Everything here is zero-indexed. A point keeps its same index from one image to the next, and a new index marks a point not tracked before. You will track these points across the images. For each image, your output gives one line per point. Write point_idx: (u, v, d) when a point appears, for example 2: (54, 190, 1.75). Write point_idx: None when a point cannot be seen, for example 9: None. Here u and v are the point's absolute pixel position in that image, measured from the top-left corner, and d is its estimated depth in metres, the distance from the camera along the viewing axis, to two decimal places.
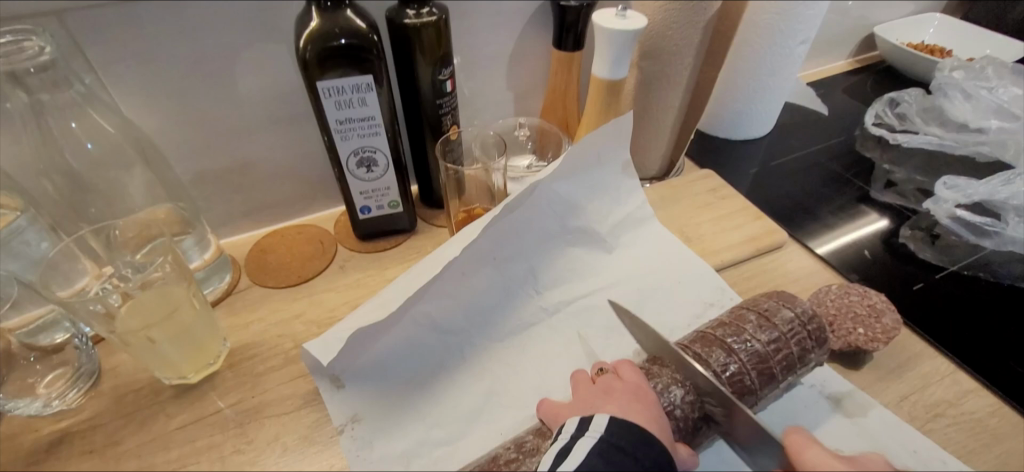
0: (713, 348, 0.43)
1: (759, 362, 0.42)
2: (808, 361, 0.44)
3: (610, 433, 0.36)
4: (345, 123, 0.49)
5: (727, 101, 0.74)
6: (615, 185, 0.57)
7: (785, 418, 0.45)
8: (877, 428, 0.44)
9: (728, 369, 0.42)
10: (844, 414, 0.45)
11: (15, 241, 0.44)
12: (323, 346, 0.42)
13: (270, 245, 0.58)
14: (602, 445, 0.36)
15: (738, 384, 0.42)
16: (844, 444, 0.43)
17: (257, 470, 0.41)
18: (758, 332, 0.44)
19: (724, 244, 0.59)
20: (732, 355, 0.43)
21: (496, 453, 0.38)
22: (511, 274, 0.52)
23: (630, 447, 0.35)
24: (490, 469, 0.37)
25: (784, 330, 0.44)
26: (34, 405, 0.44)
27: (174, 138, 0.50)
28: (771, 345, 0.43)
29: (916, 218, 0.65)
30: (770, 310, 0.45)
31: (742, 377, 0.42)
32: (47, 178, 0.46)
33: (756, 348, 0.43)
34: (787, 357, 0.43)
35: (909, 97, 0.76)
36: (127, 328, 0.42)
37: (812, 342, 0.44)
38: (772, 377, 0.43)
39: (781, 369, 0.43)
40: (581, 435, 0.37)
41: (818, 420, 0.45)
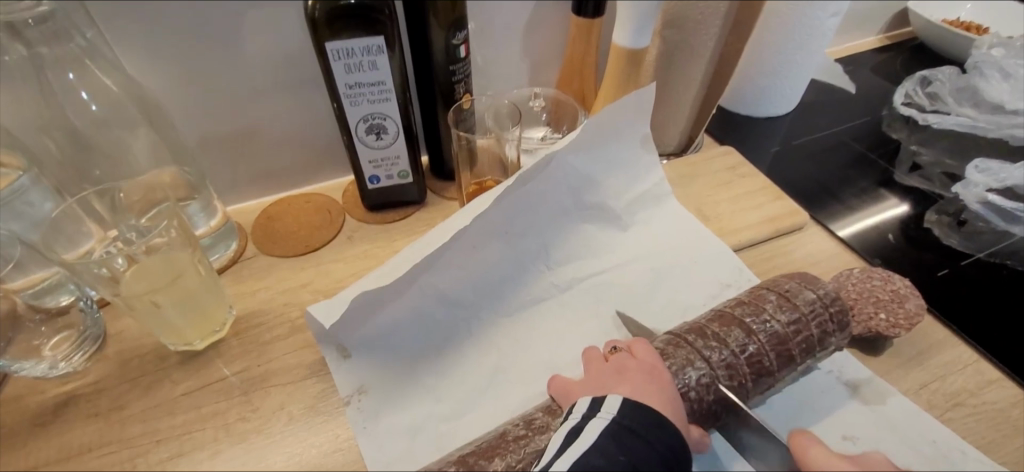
0: (731, 328, 0.42)
1: (778, 343, 0.41)
2: (828, 345, 0.43)
3: (622, 414, 0.35)
4: (354, 87, 0.47)
5: (751, 76, 0.71)
6: (633, 160, 0.55)
7: (801, 404, 0.44)
8: (895, 416, 0.42)
9: (746, 349, 0.41)
10: (861, 401, 0.44)
11: (17, 202, 0.43)
12: (328, 309, 0.42)
13: (277, 214, 0.57)
14: (614, 427, 0.34)
15: (756, 366, 0.40)
16: (858, 430, 0.42)
17: (261, 439, 0.41)
18: (778, 312, 0.42)
19: (742, 224, 0.57)
20: (752, 336, 0.41)
21: (504, 430, 0.37)
22: (524, 248, 0.50)
23: (643, 430, 0.34)
24: (498, 446, 0.36)
25: (806, 311, 0.42)
26: (40, 366, 0.44)
27: (178, 99, 0.48)
28: (791, 327, 0.42)
29: (943, 202, 0.63)
30: (791, 291, 0.44)
31: (761, 358, 0.41)
32: (49, 135, 0.45)
33: (775, 329, 0.42)
34: (807, 340, 0.42)
35: (943, 75, 0.73)
36: (132, 292, 0.42)
37: (833, 324, 0.43)
38: (790, 359, 0.41)
39: (800, 351, 0.42)
40: (593, 416, 0.35)
41: (835, 407, 0.43)
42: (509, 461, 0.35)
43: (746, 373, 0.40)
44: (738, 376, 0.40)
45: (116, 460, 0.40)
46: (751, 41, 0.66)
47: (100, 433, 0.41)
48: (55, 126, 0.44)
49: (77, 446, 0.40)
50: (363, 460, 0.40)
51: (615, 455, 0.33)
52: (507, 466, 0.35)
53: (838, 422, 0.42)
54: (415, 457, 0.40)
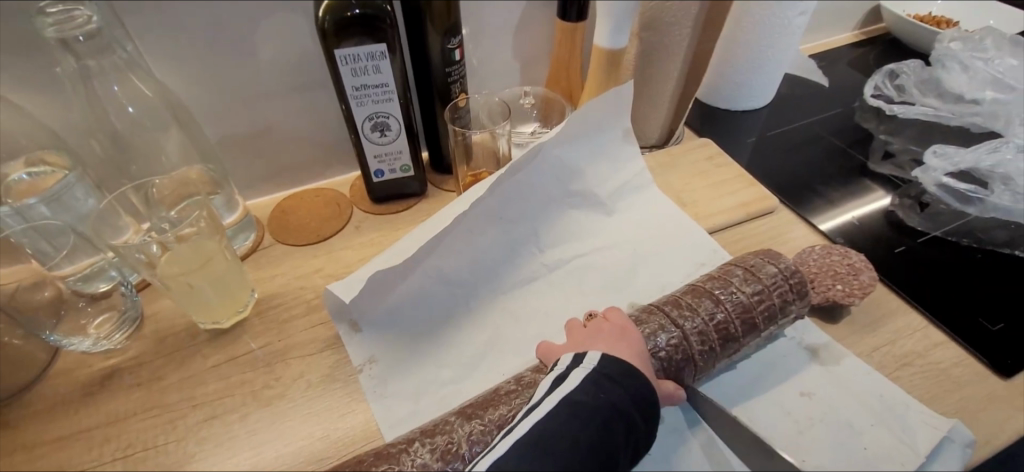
0: (701, 298, 0.47)
1: (743, 312, 0.46)
2: (789, 312, 0.48)
3: (603, 365, 0.40)
4: (361, 89, 0.52)
5: (727, 73, 0.76)
6: (615, 150, 0.60)
7: (765, 367, 0.49)
8: (847, 375, 0.48)
9: (714, 317, 0.46)
10: (818, 363, 0.49)
11: (65, 196, 0.49)
12: (345, 286, 0.47)
13: (290, 207, 0.62)
14: (594, 374, 0.39)
15: (722, 332, 0.45)
16: (817, 387, 0.47)
17: (285, 402, 0.46)
18: (743, 284, 0.47)
19: (717, 209, 0.62)
20: (719, 305, 0.46)
21: (498, 386, 0.43)
22: (515, 233, 0.56)
23: (618, 376, 0.39)
24: (493, 399, 0.41)
25: (768, 283, 0.47)
26: (85, 342, 0.49)
27: (203, 102, 0.53)
28: (755, 297, 0.47)
29: (906, 187, 0.68)
30: (756, 266, 0.49)
31: (727, 325, 0.46)
32: (93, 137, 0.51)
33: (741, 299, 0.47)
34: (769, 308, 0.47)
35: (909, 68, 0.78)
36: (168, 273, 0.47)
37: (793, 294, 0.47)
38: (755, 326, 0.46)
39: (763, 319, 0.46)
40: (575, 366, 0.41)
41: (795, 368, 0.49)
42: (504, 411, 0.40)
43: (715, 338, 0.45)
44: (708, 341, 0.45)
45: (158, 422, 0.45)
46: (727, 39, 0.71)
47: (142, 400, 0.46)
48: (98, 128, 0.50)
49: (123, 411, 0.46)
50: (375, 420, 0.45)
51: (596, 393, 0.38)
52: (502, 414, 0.40)
53: (797, 381, 0.48)
54: (421, 417, 0.46)
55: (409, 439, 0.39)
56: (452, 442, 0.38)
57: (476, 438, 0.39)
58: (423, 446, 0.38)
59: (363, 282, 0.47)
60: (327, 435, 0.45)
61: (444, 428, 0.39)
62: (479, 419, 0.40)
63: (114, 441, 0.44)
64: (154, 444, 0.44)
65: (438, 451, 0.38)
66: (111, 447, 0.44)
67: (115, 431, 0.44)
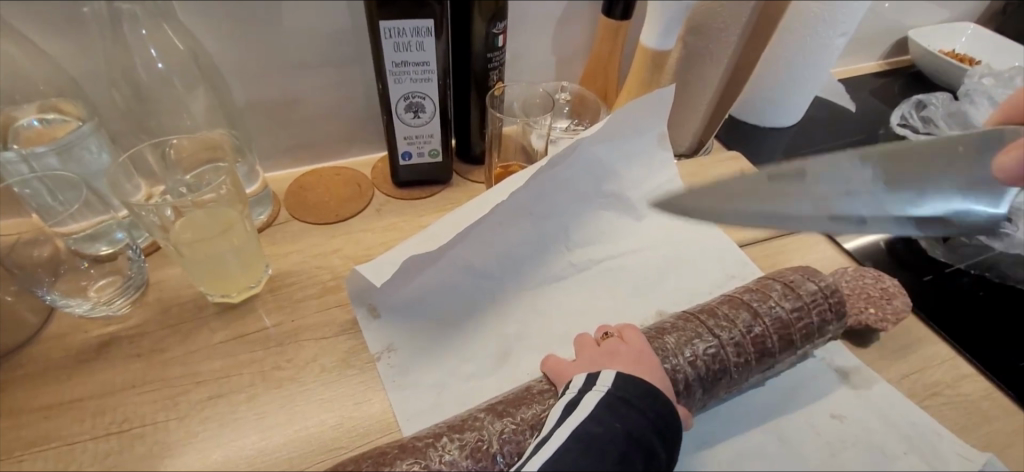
0: (738, 310, 0.46)
1: (781, 328, 0.45)
2: (825, 333, 0.47)
3: (616, 387, 0.38)
4: (400, 66, 0.50)
5: (761, 88, 0.75)
6: (649, 155, 0.58)
7: (794, 386, 0.48)
8: (878, 400, 0.47)
9: (752, 330, 0.44)
10: (850, 386, 0.48)
11: (77, 148, 0.45)
12: (375, 269, 0.44)
13: (309, 183, 0.60)
14: (608, 398, 0.37)
15: (759, 346, 0.44)
16: (847, 410, 0.46)
17: (295, 385, 0.44)
18: (782, 299, 0.46)
19: (747, 223, 0.61)
20: (757, 319, 0.45)
21: (529, 385, 0.42)
22: (544, 229, 0.54)
23: (634, 400, 0.37)
24: (525, 397, 0.40)
25: (808, 300, 0.46)
26: (84, 306, 0.46)
27: (232, 64, 0.51)
28: (794, 313, 0.46)
29: None
30: (795, 282, 0.48)
31: (765, 339, 0.44)
32: (115, 87, 0.48)
33: (780, 315, 0.45)
34: (807, 326, 0.45)
35: (937, 101, 0.79)
36: (183, 239, 0.45)
37: (831, 314, 0.46)
38: (791, 343, 0.45)
39: (801, 337, 0.45)
40: (588, 389, 0.38)
41: (826, 389, 0.47)
42: (535, 410, 0.39)
43: (750, 351, 0.44)
44: (744, 353, 0.44)
45: (158, 397, 0.42)
46: (768, 54, 0.70)
47: (141, 372, 0.43)
48: (122, 80, 0.48)
49: (119, 382, 0.42)
50: (392, 410, 0.43)
51: (610, 421, 0.36)
52: (534, 415, 0.38)
53: (828, 403, 0.46)
54: (443, 410, 0.43)
55: (436, 434, 0.37)
56: (481, 440, 0.37)
57: (508, 437, 0.37)
58: (451, 442, 0.36)
59: (394, 266, 0.44)
60: (340, 423, 0.42)
61: (474, 425, 0.37)
62: (511, 417, 0.38)
63: (109, 414, 0.41)
64: (153, 420, 0.41)
65: (467, 448, 0.36)
66: (106, 419, 0.40)
67: (110, 404, 0.41)
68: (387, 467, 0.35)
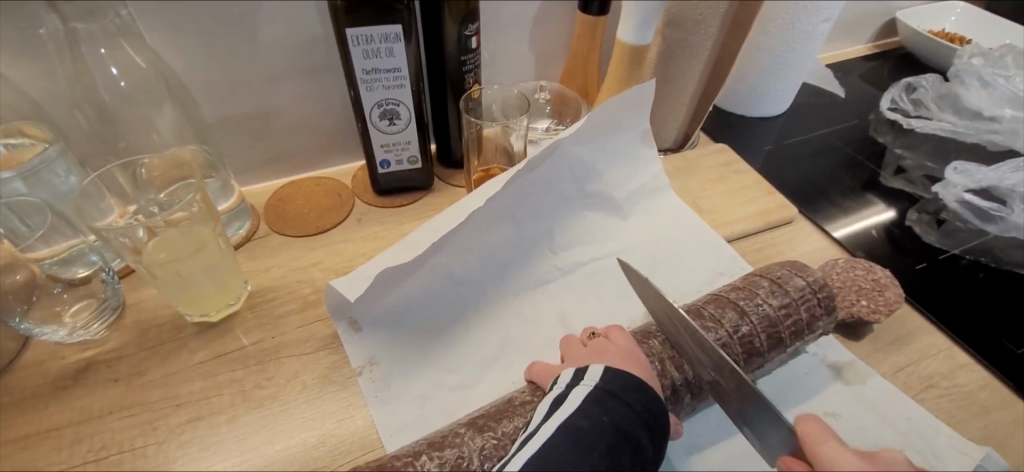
0: (725, 310, 0.45)
1: (769, 326, 0.44)
2: (816, 329, 0.46)
3: (605, 382, 0.37)
4: (371, 73, 0.49)
5: (746, 77, 0.74)
6: (633, 152, 0.57)
7: (785, 385, 0.47)
8: (873, 395, 0.46)
9: (739, 330, 0.44)
10: (843, 382, 0.47)
11: (45, 172, 0.45)
12: (350, 282, 0.43)
13: (288, 195, 0.59)
14: (596, 392, 0.36)
15: (747, 346, 0.43)
16: (840, 406, 0.45)
17: (277, 405, 0.43)
18: (770, 297, 0.45)
19: (735, 217, 0.60)
20: (744, 318, 0.44)
21: (511, 396, 0.41)
22: (527, 233, 0.53)
23: (622, 392, 0.36)
24: (506, 408, 0.39)
25: (795, 297, 0.45)
26: (60, 332, 0.46)
27: (200, 79, 0.50)
28: (781, 310, 0.45)
29: (923, 202, 0.66)
30: (782, 278, 0.47)
31: (752, 339, 0.44)
32: (79, 109, 0.47)
33: (767, 313, 0.45)
34: (796, 323, 0.45)
35: (926, 83, 0.76)
36: (156, 260, 0.44)
37: (821, 309, 0.46)
38: (780, 341, 0.44)
39: (790, 334, 0.44)
40: (576, 384, 0.37)
41: (818, 386, 0.47)
42: (517, 422, 0.38)
43: (738, 352, 0.43)
44: (732, 354, 0.43)
45: (136, 422, 0.41)
46: (751, 43, 0.69)
47: (119, 398, 0.42)
48: (86, 99, 0.47)
49: (97, 409, 0.42)
50: (376, 426, 0.42)
51: (598, 415, 0.35)
52: (515, 426, 0.38)
53: (821, 400, 0.46)
54: (429, 423, 0.43)
55: (415, 452, 0.37)
56: (461, 456, 0.36)
57: (488, 453, 0.36)
58: (431, 460, 0.36)
59: (369, 280, 0.43)
60: (323, 442, 0.41)
61: (454, 441, 0.37)
62: (492, 431, 0.37)
63: (87, 442, 0.40)
64: (131, 446, 0.40)
65: (447, 465, 0.36)
66: (83, 448, 0.40)
67: (88, 431, 0.41)
68: None
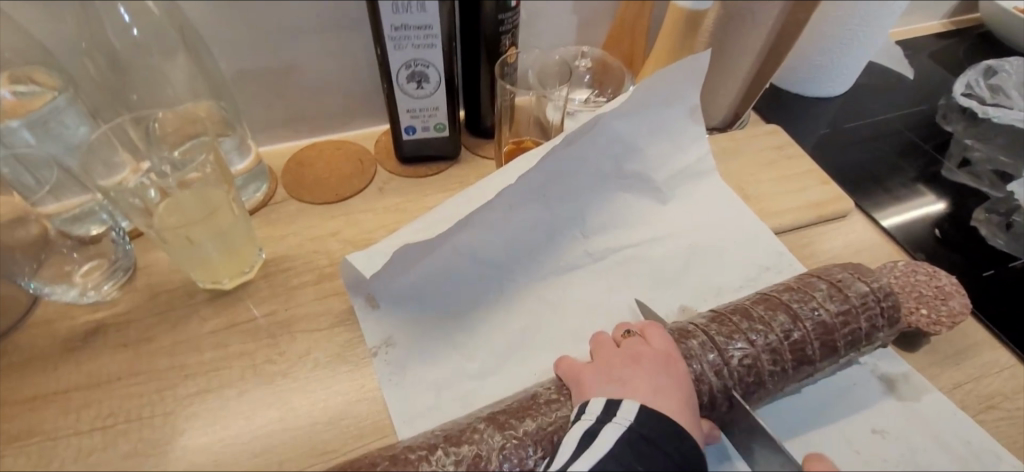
0: (777, 312, 0.41)
1: (824, 333, 0.40)
2: (873, 339, 0.42)
3: (640, 423, 0.34)
4: (400, 30, 0.45)
5: (805, 54, 0.67)
6: (679, 130, 0.52)
7: (829, 398, 0.43)
8: (932, 417, 0.41)
9: (790, 336, 0.40)
10: (897, 398, 0.42)
11: (53, 122, 0.42)
12: (366, 260, 0.41)
13: (308, 158, 0.55)
14: (629, 434, 0.33)
15: (798, 353, 0.40)
16: (892, 425, 0.41)
17: (288, 381, 0.41)
18: (827, 301, 0.41)
19: (785, 208, 0.55)
20: (797, 323, 0.40)
21: (535, 392, 0.38)
22: (558, 214, 0.49)
23: (661, 440, 0.33)
24: (529, 407, 0.37)
25: (856, 304, 0.41)
26: (71, 292, 0.44)
27: (218, 29, 0.47)
28: (839, 317, 0.41)
29: (993, 201, 0.60)
30: (843, 282, 0.42)
31: (804, 345, 0.40)
32: (89, 57, 0.45)
33: (823, 319, 0.40)
34: (854, 332, 0.41)
35: (1010, 67, 0.69)
36: (165, 224, 0.42)
37: (882, 320, 0.41)
38: (834, 350, 0.41)
39: (844, 343, 0.41)
40: (607, 420, 0.34)
41: (870, 401, 0.42)
42: (539, 423, 0.36)
43: (788, 359, 0.40)
44: (781, 361, 0.39)
45: (144, 391, 0.40)
46: (817, 16, 0.62)
47: (128, 363, 0.41)
48: (93, 45, 0.44)
49: (105, 374, 0.40)
50: (388, 410, 0.40)
51: (632, 463, 0.32)
52: (538, 427, 0.36)
53: (873, 414, 0.42)
54: (445, 412, 0.40)
55: (431, 445, 0.35)
56: (479, 455, 0.34)
57: (509, 453, 0.34)
58: (447, 456, 0.34)
59: (387, 257, 0.41)
60: (333, 424, 0.39)
61: (472, 437, 0.35)
62: (512, 430, 0.35)
63: (94, 407, 0.39)
64: (138, 416, 0.39)
65: (464, 463, 0.34)
66: (91, 414, 0.39)
67: (95, 397, 0.39)
68: None
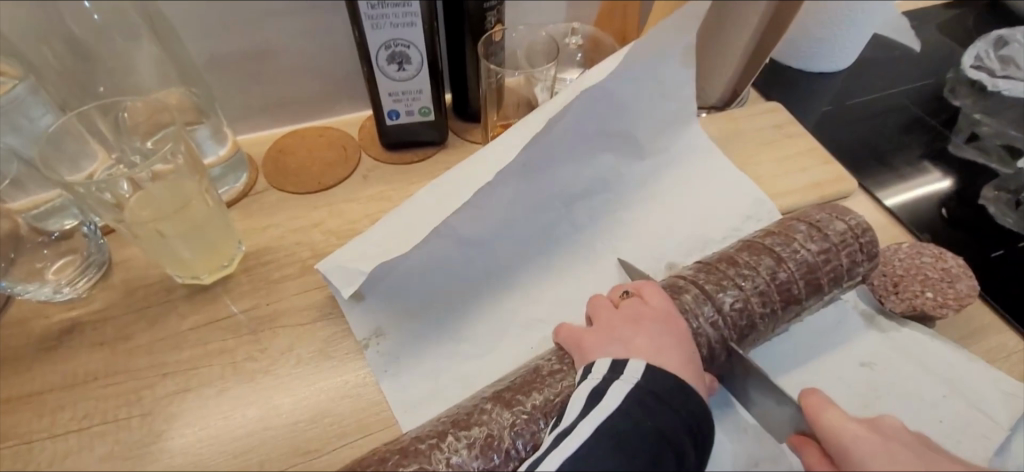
0: (761, 256, 0.41)
1: (808, 272, 0.41)
2: (856, 275, 0.43)
3: (647, 379, 0.33)
4: (377, 8, 0.43)
5: (807, 27, 0.64)
6: (673, 85, 0.49)
7: (820, 340, 0.43)
8: (934, 360, 0.42)
9: (777, 276, 0.41)
10: (879, 331, 0.44)
11: (16, 113, 0.40)
12: (342, 272, 0.40)
13: (289, 146, 0.53)
14: (637, 391, 0.32)
15: (786, 293, 0.41)
16: (882, 359, 0.42)
17: (270, 379, 0.40)
18: (808, 241, 0.42)
19: (786, 188, 0.53)
20: (782, 264, 0.41)
21: (538, 365, 0.36)
22: (544, 187, 0.47)
23: (668, 396, 0.32)
24: (535, 381, 0.35)
25: (836, 241, 0.42)
26: (44, 290, 0.42)
27: (186, 11, 0.44)
28: (821, 255, 0.42)
29: (1002, 178, 0.58)
30: (822, 222, 0.43)
31: (791, 285, 0.41)
32: (47, 43, 0.42)
33: (806, 258, 0.41)
34: (836, 269, 0.42)
35: (1023, 35, 0.65)
36: (138, 218, 0.40)
37: (862, 255, 0.43)
38: (819, 287, 0.42)
39: (828, 280, 0.42)
40: (614, 377, 0.33)
41: (856, 337, 0.43)
42: (547, 395, 0.34)
43: (776, 300, 0.40)
44: (770, 302, 0.40)
45: (121, 392, 0.38)
46: None
47: (105, 363, 0.40)
48: (52, 30, 0.42)
49: (81, 374, 0.39)
50: (386, 400, 0.39)
51: (641, 418, 0.31)
52: (545, 400, 0.34)
53: (858, 348, 0.43)
54: (444, 398, 0.40)
55: (439, 433, 0.33)
56: (490, 435, 0.33)
57: (520, 429, 0.33)
58: (457, 440, 0.32)
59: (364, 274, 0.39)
60: (316, 422, 0.38)
61: (481, 418, 0.33)
62: (520, 406, 0.34)
63: (70, 409, 0.38)
64: (115, 417, 0.37)
65: (476, 445, 0.32)
66: (66, 415, 0.37)
67: (71, 398, 0.38)
68: None
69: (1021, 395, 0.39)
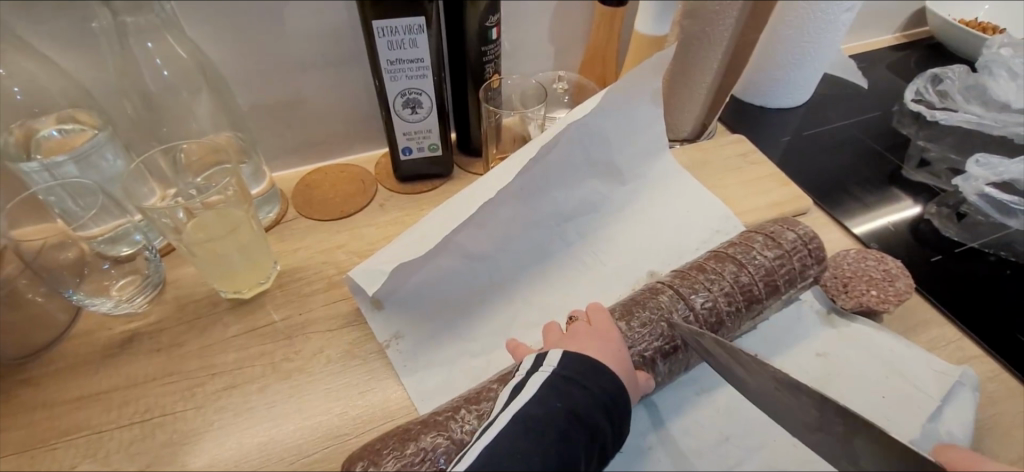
0: (724, 263, 0.48)
1: (766, 275, 0.47)
2: (807, 277, 0.49)
3: (562, 366, 0.39)
4: (395, 63, 0.51)
5: (765, 69, 0.74)
6: (644, 119, 0.57)
7: (782, 332, 0.50)
8: (877, 347, 0.48)
9: (739, 280, 0.47)
10: (830, 326, 0.50)
11: (94, 155, 0.49)
12: (366, 273, 0.46)
13: (316, 181, 0.61)
14: (552, 378, 0.38)
15: (747, 294, 0.47)
16: (832, 349, 0.49)
17: (305, 376, 0.46)
18: (765, 250, 0.49)
19: (750, 207, 0.61)
20: (743, 269, 0.47)
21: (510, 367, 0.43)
22: (538, 209, 0.54)
23: (579, 377, 0.38)
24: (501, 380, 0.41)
25: (788, 249, 0.49)
26: (107, 304, 0.49)
27: (236, 69, 0.53)
28: (777, 261, 0.48)
29: (944, 195, 0.66)
30: (776, 233, 0.50)
31: (752, 286, 0.47)
32: (127, 98, 0.51)
33: (763, 264, 0.48)
34: (790, 272, 0.48)
35: (954, 73, 0.72)
36: (194, 240, 0.47)
37: (811, 260, 0.49)
38: (777, 288, 0.48)
39: (785, 283, 0.48)
40: (535, 370, 0.39)
41: (811, 333, 0.50)
42: None
43: (739, 300, 0.46)
44: (734, 302, 0.46)
45: (175, 389, 0.45)
46: (767, 36, 0.69)
47: (162, 366, 0.46)
48: (129, 89, 0.51)
49: (142, 375, 0.45)
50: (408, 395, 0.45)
51: (553, 402, 0.37)
52: None
53: (814, 343, 0.49)
54: (455, 387, 0.46)
55: (455, 407, 0.40)
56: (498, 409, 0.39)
57: None
58: (471, 413, 0.39)
59: (386, 275, 0.46)
60: (345, 412, 0.44)
61: (489, 396, 0.40)
62: None
63: (133, 404, 0.44)
64: (172, 410, 0.43)
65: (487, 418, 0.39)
66: (130, 410, 0.43)
67: (133, 395, 0.44)
68: (413, 442, 0.37)
69: (950, 373, 0.46)
